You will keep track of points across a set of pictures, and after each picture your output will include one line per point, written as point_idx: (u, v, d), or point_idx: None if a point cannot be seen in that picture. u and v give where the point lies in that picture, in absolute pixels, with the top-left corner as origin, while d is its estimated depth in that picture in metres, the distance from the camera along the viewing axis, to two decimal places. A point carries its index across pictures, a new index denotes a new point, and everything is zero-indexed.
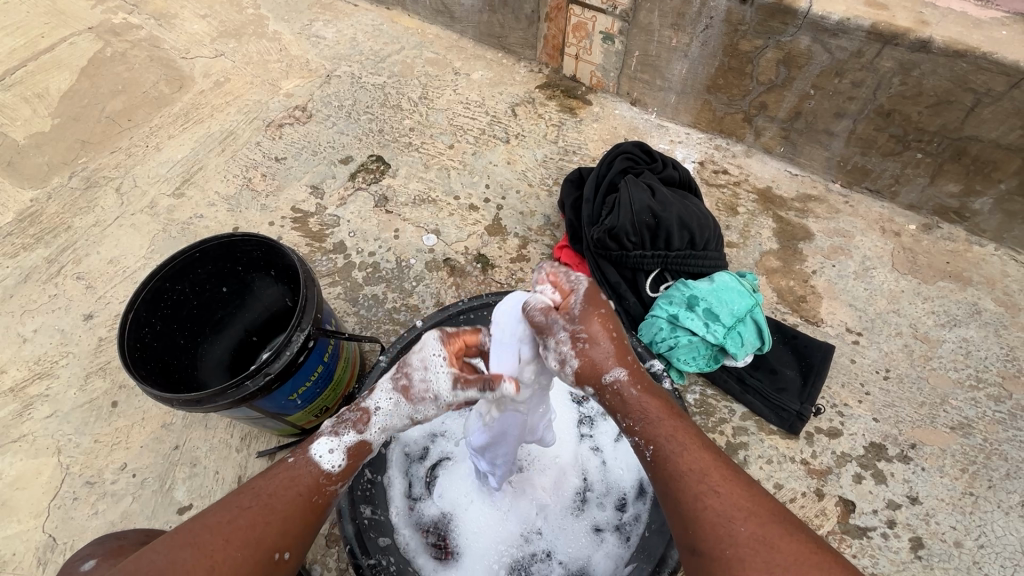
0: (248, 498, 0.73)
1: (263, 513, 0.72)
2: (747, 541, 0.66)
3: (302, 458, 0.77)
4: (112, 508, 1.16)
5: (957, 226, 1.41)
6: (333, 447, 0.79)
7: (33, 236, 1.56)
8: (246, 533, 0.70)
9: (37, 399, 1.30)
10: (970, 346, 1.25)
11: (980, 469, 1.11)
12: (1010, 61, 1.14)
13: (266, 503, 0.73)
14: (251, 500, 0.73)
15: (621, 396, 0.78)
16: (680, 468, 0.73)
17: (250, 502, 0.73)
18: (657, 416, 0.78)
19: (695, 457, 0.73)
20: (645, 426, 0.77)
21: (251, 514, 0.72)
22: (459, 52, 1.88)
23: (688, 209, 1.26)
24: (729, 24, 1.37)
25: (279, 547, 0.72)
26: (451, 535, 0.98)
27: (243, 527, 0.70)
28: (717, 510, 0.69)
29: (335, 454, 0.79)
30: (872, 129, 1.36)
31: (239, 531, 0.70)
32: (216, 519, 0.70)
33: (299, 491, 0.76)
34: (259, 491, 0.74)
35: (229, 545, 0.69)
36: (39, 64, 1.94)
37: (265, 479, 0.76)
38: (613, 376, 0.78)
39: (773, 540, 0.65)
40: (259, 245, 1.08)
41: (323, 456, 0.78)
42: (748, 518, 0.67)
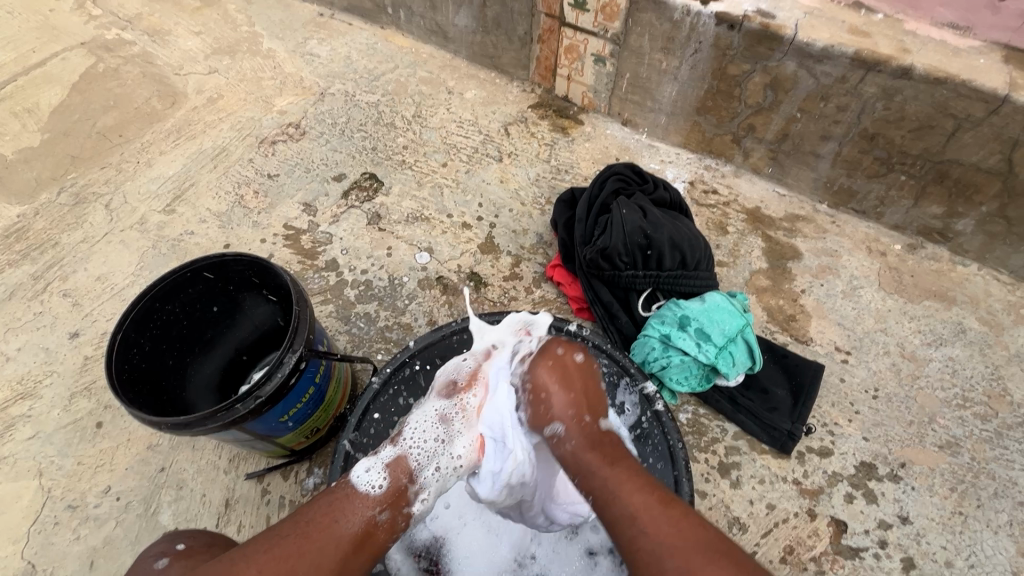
0: (289, 526, 0.75)
1: (299, 542, 0.73)
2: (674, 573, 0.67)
3: (342, 483, 0.81)
4: (94, 533, 1.13)
5: (940, 246, 1.44)
6: (370, 467, 0.84)
7: (19, 252, 1.54)
8: (283, 561, 0.71)
9: (19, 419, 1.27)
10: (957, 365, 1.27)
11: (968, 488, 1.12)
12: (988, 89, 1.18)
13: (305, 532, 0.75)
14: (292, 526, 0.75)
15: (562, 451, 0.83)
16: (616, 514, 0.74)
17: (289, 529, 0.75)
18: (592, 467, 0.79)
19: (631, 497, 0.74)
20: (582, 479, 0.79)
21: (289, 542, 0.73)
22: (452, 71, 1.90)
23: (679, 229, 1.27)
24: (717, 48, 1.40)
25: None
26: (443, 559, 0.97)
27: (281, 554, 0.72)
28: (647, 546, 0.70)
29: (372, 474, 0.83)
30: (857, 152, 1.40)
31: (277, 558, 0.71)
32: (258, 546, 0.72)
33: (336, 519, 0.77)
34: (301, 519, 0.76)
35: (264, 570, 0.70)
36: (29, 78, 1.93)
37: (309, 508, 0.78)
38: (553, 431, 0.85)
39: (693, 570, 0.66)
40: (252, 265, 1.07)
41: (362, 476, 0.82)
42: (679, 553, 0.68)
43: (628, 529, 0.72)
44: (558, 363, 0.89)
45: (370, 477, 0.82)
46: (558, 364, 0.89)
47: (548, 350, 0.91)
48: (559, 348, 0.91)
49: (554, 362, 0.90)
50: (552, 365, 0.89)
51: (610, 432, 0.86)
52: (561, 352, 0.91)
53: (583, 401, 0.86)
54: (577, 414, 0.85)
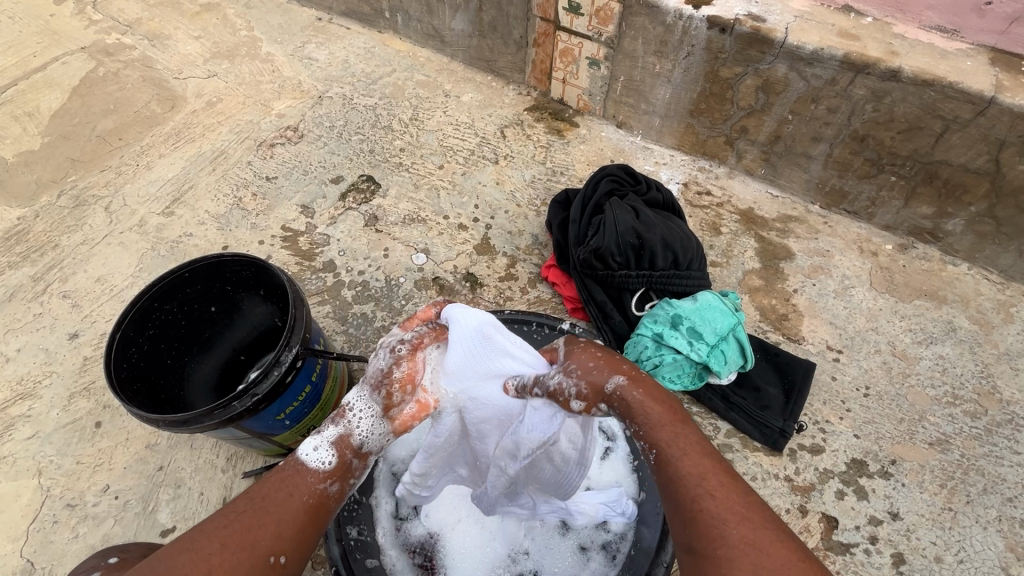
0: (242, 502, 0.69)
1: (256, 515, 0.67)
2: (740, 543, 0.58)
3: (289, 459, 0.73)
4: (93, 532, 1.14)
5: (931, 246, 1.45)
6: (318, 444, 0.74)
7: (19, 254, 1.55)
8: (241, 537, 0.66)
9: (18, 419, 1.28)
10: (947, 363, 1.28)
11: (958, 485, 1.13)
12: (975, 91, 1.19)
13: (262, 506, 0.69)
14: (246, 502, 0.69)
15: (625, 403, 0.70)
16: (680, 473, 0.64)
17: (243, 505, 0.68)
18: (658, 419, 0.69)
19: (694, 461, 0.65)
20: (646, 431, 0.68)
21: (246, 517, 0.67)
22: (449, 75, 1.92)
23: (672, 230, 1.29)
24: (710, 52, 1.42)
25: (273, 550, 0.67)
26: (438, 555, 0.98)
27: (238, 531, 0.66)
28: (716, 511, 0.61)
29: (321, 451, 0.74)
30: (848, 153, 1.41)
31: (234, 533, 0.66)
32: (212, 525, 0.66)
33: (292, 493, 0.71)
34: (254, 493, 0.70)
35: (226, 549, 0.65)
36: (30, 82, 1.95)
37: (262, 482, 0.71)
38: (613, 384, 0.71)
39: (764, 546, 0.58)
40: (249, 265, 1.08)
41: (310, 454, 0.74)
42: (743, 523, 0.60)
43: (694, 489, 0.63)
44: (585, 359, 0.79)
45: (320, 454, 0.74)
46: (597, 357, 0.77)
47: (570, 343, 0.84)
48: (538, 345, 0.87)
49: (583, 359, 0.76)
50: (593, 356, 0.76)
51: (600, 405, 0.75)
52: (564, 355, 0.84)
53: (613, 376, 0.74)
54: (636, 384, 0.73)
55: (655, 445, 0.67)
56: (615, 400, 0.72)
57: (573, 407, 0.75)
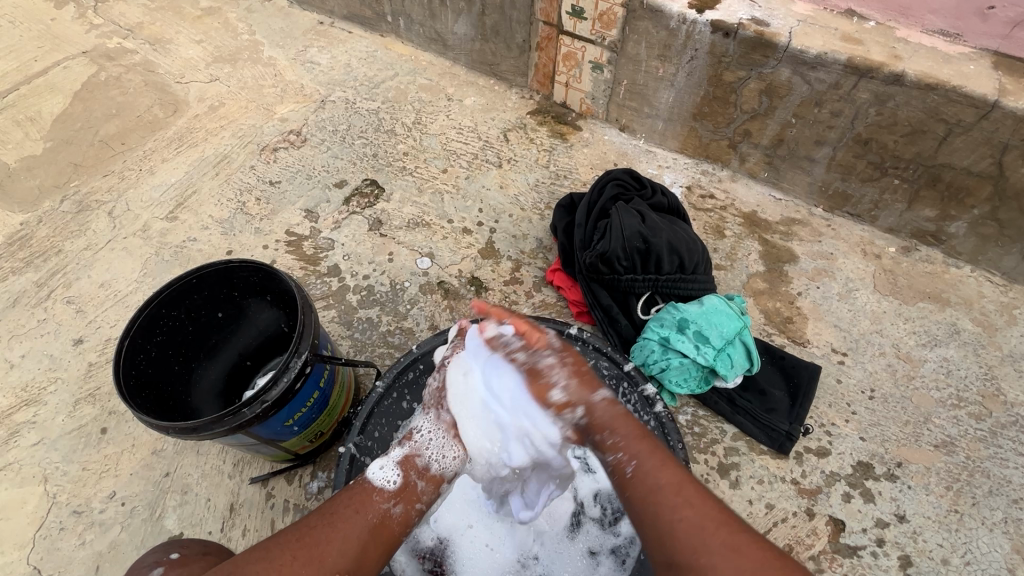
0: (313, 518, 0.77)
1: (324, 533, 0.75)
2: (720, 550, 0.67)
3: (359, 478, 0.84)
4: (100, 538, 1.14)
5: (934, 248, 1.46)
6: (384, 463, 0.85)
7: (22, 259, 1.55)
8: (309, 551, 0.73)
9: (23, 426, 1.28)
10: (951, 365, 1.29)
11: (964, 487, 1.13)
12: (978, 94, 1.20)
13: (329, 524, 0.77)
14: (316, 519, 0.77)
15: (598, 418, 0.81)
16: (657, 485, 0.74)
17: (314, 522, 0.77)
18: (629, 434, 0.79)
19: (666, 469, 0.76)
20: (625, 442, 0.78)
21: (315, 534, 0.75)
22: (452, 79, 1.92)
23: (678, 234, 1.29)
24: (713, 56, 1.42)
25: (340, 570, 0.73)
26: (448, 560, 0.98)
27: (307, 546, 0.74)
28: (688, 518, 0.70)
29: (387, 470, 0.84)
30: (851, 156, 1.42)
31: (305, 548, 0.74)
32: (286, 541, 0.75)
33: (357, 511, 0.79)
34: (326, 511, 0.79)
35: (294, 562, 0.72)
36: (32, 87, 1.94)
37: (332, 504, 0.80)
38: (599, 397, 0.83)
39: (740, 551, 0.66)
40: (256, 271, 1.08)
41: (377, 472, 0.84)
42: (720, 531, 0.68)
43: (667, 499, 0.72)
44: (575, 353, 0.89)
45: (385, 472, 0.84)
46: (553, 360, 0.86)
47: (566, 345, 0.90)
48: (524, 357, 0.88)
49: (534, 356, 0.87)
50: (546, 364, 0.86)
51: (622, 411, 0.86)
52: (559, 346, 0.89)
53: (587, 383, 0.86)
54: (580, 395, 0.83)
55: (634, 458, 0.77)
56: (596, 410, 0.82)
57: (551, 396, 0.83)
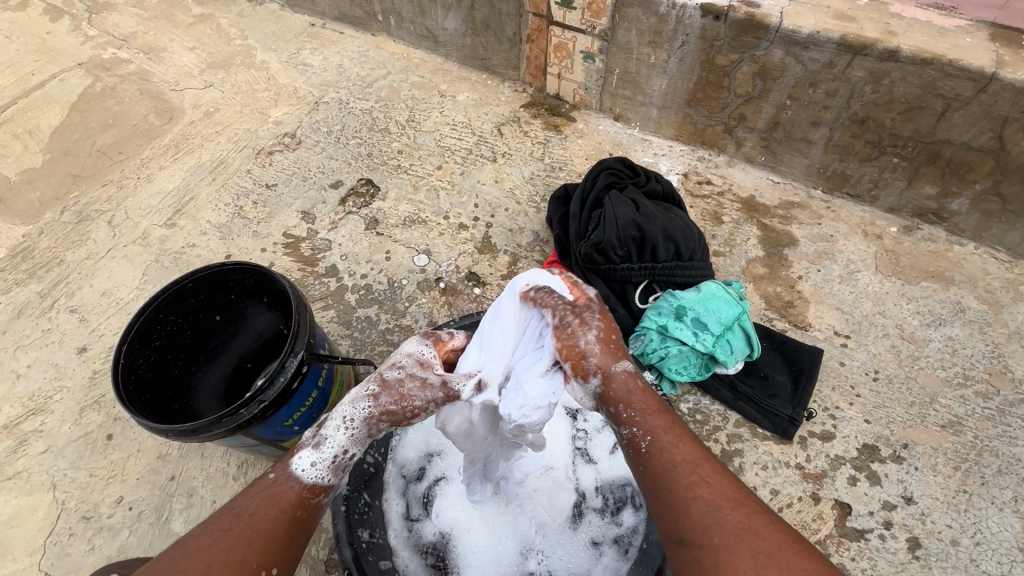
0: (230, 519, 0.71)
1: (241, 536, 0.69)
2: (733, 528, 0.66)
3: (280, 475, 0.75)
4: (108, 543, 1.15)
5: (936, 226, 1.44)
6: (314, 460, 0.77)
7: (25, 271, 1.56)
8: (228, 554, 0.68)
9: (31, 434, 1.30)
10: (956, 344, 1.27)
11: (972, 466, 1.12)
12: (975, 67, 1.18)
13: (243, 526, 0.71)
14: (232, 522, 0.70)
15: (624, 387, 0.79)
16: (674, 458, 0.73)
17: (227, 524, 0.71)
18: (654, 410, 0.78)
19: (688, 447, 0.74)
20: (641, 419, 0.77)
21: (228, 540, 0.69)
22: (444, 75, 1.92)
23: (672, 221, 1.28)
24: (705, 40, 1.41)
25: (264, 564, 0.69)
26: (450, 555, 0.98)
27: (224, 549, 0.68)
28: (710, 497, 0.69)
29: (317, 468, 0.76)
30: (848, 136, 1.40)
31: (222, 554, 0.68)
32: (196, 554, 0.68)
33: (279, 508, 0.73)
34: (241, 510, 0.72)
35: (211, 568, 0.67)
36: (29, 100, 1.96)
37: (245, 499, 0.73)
38: (619, 367, 0.80)
39: (756, 530, 0.66)
40: (251, 273, 1.08)
41: (305, 470, 0.76)
42: (735, 509, 0.68)
43: (687, 476, 0.71)
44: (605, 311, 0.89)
45: (317, 471, 0.76)
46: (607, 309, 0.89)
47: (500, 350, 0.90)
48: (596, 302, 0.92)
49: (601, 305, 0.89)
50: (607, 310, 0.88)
51: None
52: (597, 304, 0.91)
53: None
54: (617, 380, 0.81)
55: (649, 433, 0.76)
56: (614, 382, 0.80)
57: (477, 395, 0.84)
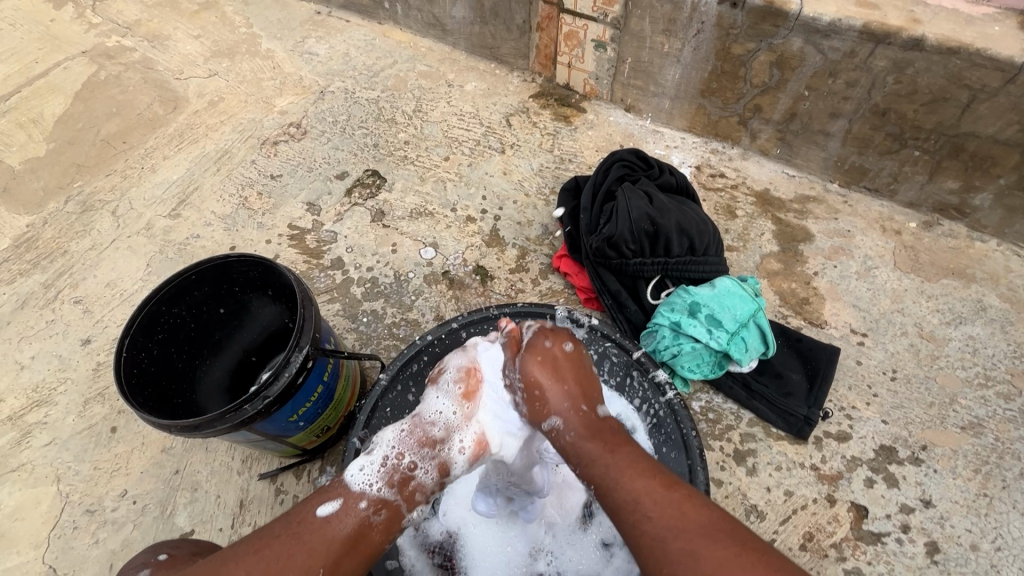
0: (279, 527, 0.75)
1: (286, 543, 0.72)
2: (676, 558, 0.66)
3: (336, 482, 0.79)
4: (113, 537, 1.14)
5: (957, 222, 1.40)
6: (364, 465, 0.81)
7: (29, 261, 1.55)
8: (271, 559, 0.71)
9: (35, 426, 1.29)
10: (977, 343, 1.23)
11: (993, 469, 1.09)
12: (1004, 57, 1.14)
13: (295, 533, 0.74)
14: (282, 528, 0.74)
15: (559, 444, 0.82)
16: (615, 499, 0.73)
17: (281, 529, 0.74)
18: (591, 454, 0.78)
19: (629, 482, 0.73)
20: (583, 470, 0.79)
21: (277, 544, 0.72)
22: (452, 64, 1.88)
23: (686, 214, 1.25)
24: (721, 28, 1.37)
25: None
26: (458, 554, 0.96)
27: (269, 553, 0.71)
28: (653, 530, 0.69)
29: (366, 472, 0.80)
30: (868, 128, 1.36)
31: (268, 556, 0.71)
32: (248, 552, 0.71)
33: (326, 520, 0.75)
34: (293, 519, 0.75)
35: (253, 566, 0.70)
36: (33, 89, 1.94)
37: (301, 508, 0.77)
38: (549, 425, 0.83)
39: (700, 552, 0.65)
40: (255, 266, 1.06)
41: (355, 475, 0.80)
42: (682, 536, 0.67)
43: (622, 497, 0.72)
44: (554, 356, 0.88)
45: (365, 475, 0.80)
46: (552, 359, 0.88)
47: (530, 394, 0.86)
48: (547, 341, 0.90)
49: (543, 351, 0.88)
50: (546, 360, 0.87)
51: (609, 417, 0.85)
52: (553, 345, 0.90)
53: (581, 391, 0.86)
54: (575, 405, 0.84)
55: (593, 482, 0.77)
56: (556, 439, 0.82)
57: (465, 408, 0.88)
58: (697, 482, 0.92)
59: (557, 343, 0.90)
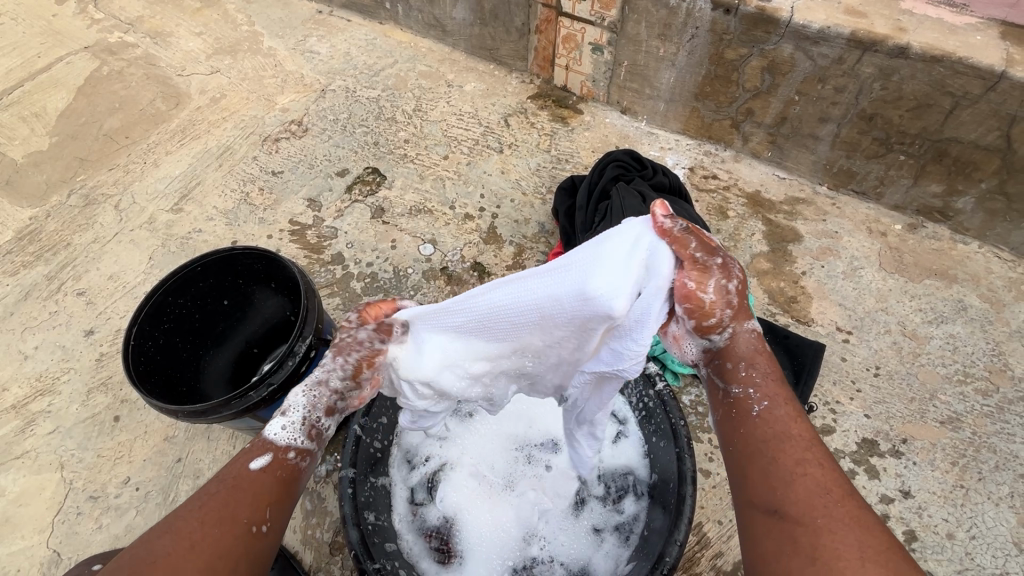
0: (214, 485, 0.71)
1: (229, 493, 0.70)
2: (841, 516, 0.64)
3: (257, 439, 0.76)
4: (116, 522, 1.17)
5: (941, 225, 1.44)
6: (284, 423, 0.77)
7: (32, 254, 1.57)
8: (220, 511, 0.69)
9: (39, 415, 1.31)
10: (957, 342, 1.28)
11: (970, 462, 1.13)
12: (985, 66, 1.18)
13: (231, 484, 0.71)
14: (214, 486, 0.71)
15: (751, 349, 0.80)
16: (788, 432, 0.73)
17: (215, 487, 0.71)
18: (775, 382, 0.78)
19: (802, 429, 0.74)
20: (761, 386, 0.78)
21: (217, 497, 0.70)
22: (452, 65, 1.91)
23: (678, 214, 1.29)
24: (714, 33, 1.40)
25: (255, 520, 0.70)
26: (454, 539, 0.99)
27: (216, 506, 0.69)
28: (817, 478, 0.68)
29: (288, 430, 0.76)
30: (856, 133, 1.40)
31: (212, 511, 0.68)
32: (184, 511, 0.68)
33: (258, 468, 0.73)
34: (224, 476, 0.72)
35: (204, 525, 0.67)
36: (35, 83, 1.96)
37: (227, 467, 0.73)
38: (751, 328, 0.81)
39: (866, 525, 0.64)
40: (259, 258, 1.09)
41: (278, 433, 0.76)
42: (843, 499, 0.66)
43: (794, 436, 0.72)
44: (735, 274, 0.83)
45: (288, 433, 0.76)
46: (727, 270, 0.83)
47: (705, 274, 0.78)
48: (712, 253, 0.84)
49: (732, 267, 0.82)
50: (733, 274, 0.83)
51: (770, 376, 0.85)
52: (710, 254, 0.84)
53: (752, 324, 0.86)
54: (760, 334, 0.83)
55: (765, 399, 0.76)
56: (739, 343, 0.80)
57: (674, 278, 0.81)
58: (684, 469, 0.93)
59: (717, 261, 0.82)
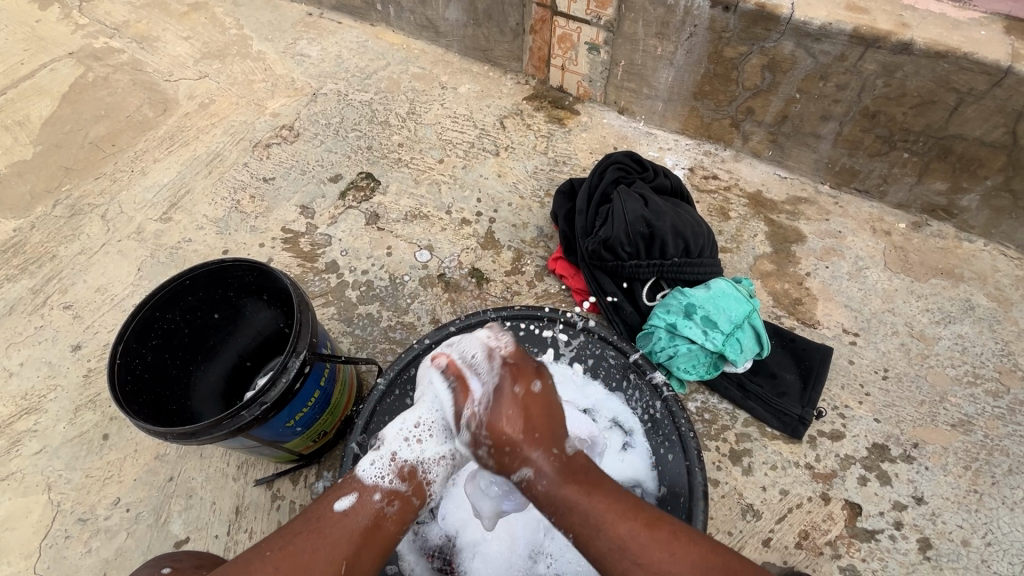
0: (300, 524, 0.78)
1: (311, 539, 0.76)
2: None
3: (350, 478, 0.82)
4: (106, 545, 1.13)
5: (946, 223, 1.42)
6: (375, 459, 0.84)
7: (17, 266, 1.53)
8: (295, 560, 0.74)
9: (25, 434, 1.27)
10: (966, 342, 1.25)
11: (982, 466, 1.11)
12: (990, 61, 1.16)
13: (316, 528, 0.78)
14: (302, 526, 0.78)
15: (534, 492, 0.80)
16: (601, 544, 0.75)
17: (301, 526, 0.78)
18: (566, 504, 0.78)
19: (615, 528, 0.75)
20: (560, 516, 0.78)
21: (300, 541, 0.76)
22: (445, 66, 1.88)
23: (681, 217, 1.26)
24: (713, 32, 1.38)
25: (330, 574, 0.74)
26: (457, 559, 0.97)
27: (295, 555, 0.75)
28: (649, 569, 0.72)
29: (377, 466, 0.83)
30: (858, 131, 1.38)
31: (290, 554, 0.75)
32: (269, 549, 0.75)
33: (345, 515, 0.79)
34: (312, 516, 0.79)
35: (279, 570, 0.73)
36: (18, 91, 1.91)
37: (318, 505, 0.80)
38: (520, 476, 0.80)
39: None
40: (251, 270, 1.05)
41: (368, 470, 0.83)
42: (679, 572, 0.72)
43: (605, 541, 0.75)
44: (523, 397, 0.82)
45: (377, 469, 0.83)
46: (516, 405, 0.81)
47: (519, 376, 0.83)
48: (515, 384, 0.82)
49: (511, 396, 0.81)
50: (513, 409, 0.80)
51: (577, 453, 0.84)
52: (518, 388, 0.82)
53: (547, 434, 0.82)
54: (546, 451, 0.81)
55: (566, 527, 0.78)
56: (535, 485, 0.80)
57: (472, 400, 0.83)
58: (695, 484, 0.93)
59: (525, 384, 0.83)
